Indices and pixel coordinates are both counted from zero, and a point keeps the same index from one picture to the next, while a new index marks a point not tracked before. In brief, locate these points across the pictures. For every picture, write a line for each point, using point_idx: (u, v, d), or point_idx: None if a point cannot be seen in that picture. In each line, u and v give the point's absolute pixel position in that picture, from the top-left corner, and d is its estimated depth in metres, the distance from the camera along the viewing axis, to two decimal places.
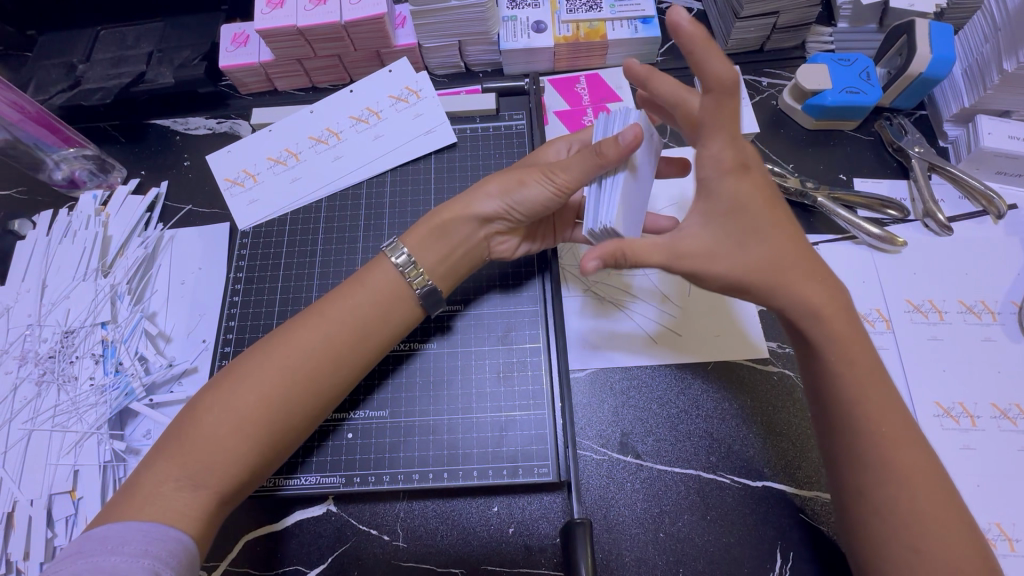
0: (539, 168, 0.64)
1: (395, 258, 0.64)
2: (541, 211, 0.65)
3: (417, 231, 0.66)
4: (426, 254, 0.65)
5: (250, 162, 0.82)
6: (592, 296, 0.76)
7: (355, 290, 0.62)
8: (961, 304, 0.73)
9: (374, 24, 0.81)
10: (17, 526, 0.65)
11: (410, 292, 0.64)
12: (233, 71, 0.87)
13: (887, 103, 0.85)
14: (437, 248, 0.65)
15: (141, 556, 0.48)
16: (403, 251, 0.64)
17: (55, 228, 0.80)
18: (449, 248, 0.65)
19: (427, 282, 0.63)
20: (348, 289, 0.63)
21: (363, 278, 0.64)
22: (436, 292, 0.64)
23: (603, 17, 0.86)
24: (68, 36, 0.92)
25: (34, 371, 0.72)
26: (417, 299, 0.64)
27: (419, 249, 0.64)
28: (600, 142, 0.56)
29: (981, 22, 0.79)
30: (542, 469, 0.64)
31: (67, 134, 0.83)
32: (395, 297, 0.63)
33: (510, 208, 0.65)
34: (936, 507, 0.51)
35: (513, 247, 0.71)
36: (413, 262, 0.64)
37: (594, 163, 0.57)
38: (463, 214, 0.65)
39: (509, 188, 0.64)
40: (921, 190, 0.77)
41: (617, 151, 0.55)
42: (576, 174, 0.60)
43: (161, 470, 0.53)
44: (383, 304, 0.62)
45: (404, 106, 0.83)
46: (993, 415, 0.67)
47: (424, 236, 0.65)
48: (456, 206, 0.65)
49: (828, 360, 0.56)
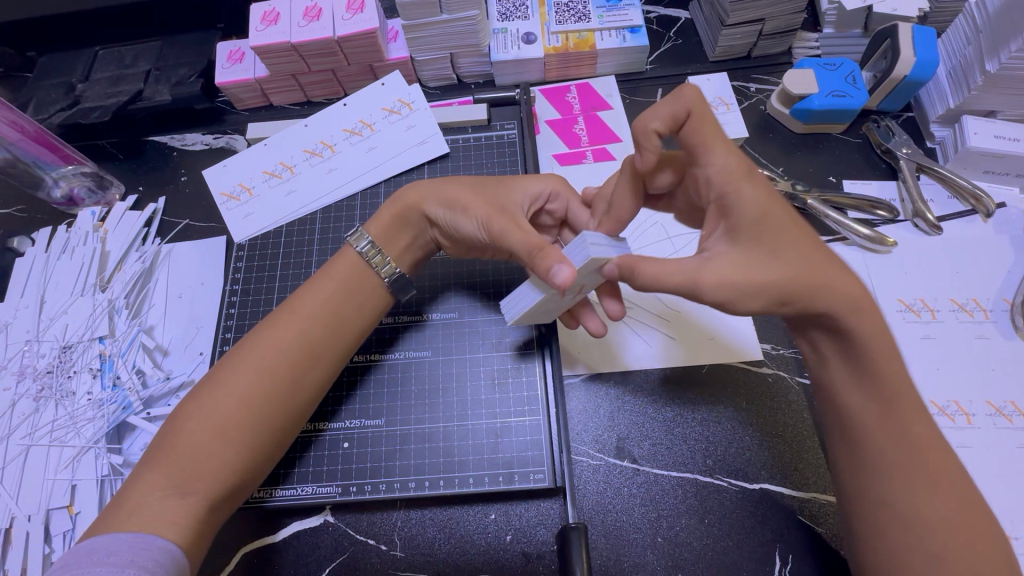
0: (488, 206, 0.64)
1: (357, 245, 0.66)
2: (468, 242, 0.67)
3: (381, 219, 0.68)
4: (392, 246, 0.67)
5: (245, 176, 0.84)
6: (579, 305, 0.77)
7: (324, 285, 0.63)
8: (952, 302, 0.73)
9: (366, 39, 0.82)
10: (14, 541, 0.65)
11: (373, 274, 0.65)
12: (229, 88, 0.89)
13: (874, 107, 0.86)
14: (399, 237, 0.67)
15: (129, 565, 0.47)
16: (367, 238, 0.66)
17: (55, 244, 0.82)
18: (409, 240, 0.68)
19: (394, 270, 0.65)
20: (317, 285, 0.64)
21: (330, 270, 0.65)
22: (402, 277, 0.66)
23: (591, 27, 0.88)
24: (67, 56, 0.94)
25: (32, 386, 0.72)
26: (386, 286, 0.65)
27: (392, 245, 0.67)
28: (545, 255, 0.55)
29: (962, 25, 0.80)
30: (537, 475, 0.65)
31: (66, 151, 0.84)
32: (365, 289, 0.65)
33: (448, 228, 0.66)
34: (960, 509, 0.49)
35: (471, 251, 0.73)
36: (377, 249, 0.65)
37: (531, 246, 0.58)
38: (417, 205, 0.67)
39: (453, 208, 0.65)
40: (910, 190, 0.78)
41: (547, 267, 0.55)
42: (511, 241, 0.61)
43: (148, 480, 0.53)
44: (353, 299, 0.64)
45: (397, 118, 0.85)
46: (988, 413, 0.67)
47: (396, 234, 0.67)
48: (413, 195, 0.68)
49: (876, 382, 0.52)
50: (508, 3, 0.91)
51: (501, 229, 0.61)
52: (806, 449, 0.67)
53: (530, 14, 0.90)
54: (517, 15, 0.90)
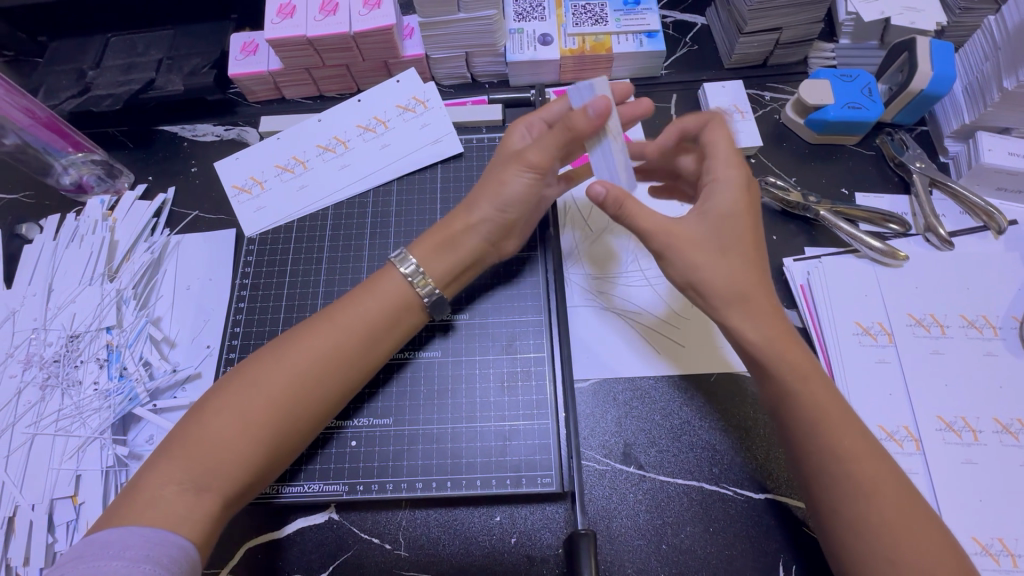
0: (512, 162, 0.66)
1: (401, 267, 0.65)
2: (529, 202, 0.67)
3: (425, 242, 0.67)
4: (433, 265, 0.66)
5: (258, 169, 0.83)
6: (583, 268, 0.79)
7: (363, 298, 0.63)
8: (962, 318, 0.73)
9: (383, 35, 0.82)
10: (17, 530, 0.64)
11: (414, 294, 0.65)
12: (242, 80, 0.88)
13: (888, 119, 0.86)
14: (443, 259, 0.66)
15: (142, 561, 0.47)
16: (411, 261, 0.65)
17: (63, 232, 0.81)
18: (456, 259, 0.67)
19: (434, 291, 0.65)
20: (357, 298, 0.63)
21: (372, 285, 0.65)
22: (441, 298, 0.66)
23: (608, 30, 0.87)
24: (78, 42, 0.93)
25: (38, 374, 0.72)
26: (426, 307, 0.66)
27: (435, 265, 0.66)
28: (569, 117, 0.58)
29: (981, 41, 0.80)
30: (545, 479, 0.65)
31: (76, 138, 0.84)
32: (406, 307, 0.64)
33: (501, 210, 0.66)
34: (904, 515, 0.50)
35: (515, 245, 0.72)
36: (420, 271, 0.65)
37: (565, 136, 0.60)
38: (463, 224, 0.67)
39: (494, 193, 0.66)
40: (923, 205, 0.78)
41: (587, 122, 0.57)
42: (547, 150, 0.63)
43: (164, 472, 0.53)
44: (387, 308, 0.63)
45: (411, 116, 0.84)
46: (995, 430, 0.67)
47: (442, 256, 0.66)
48: (454, 219, 0.67)
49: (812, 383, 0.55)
50: (525, 4, 0.90)
51: (546, 156, 0.63)
52: None
53: (546, 15, 0.90)
54: (534, 15, 0.90)
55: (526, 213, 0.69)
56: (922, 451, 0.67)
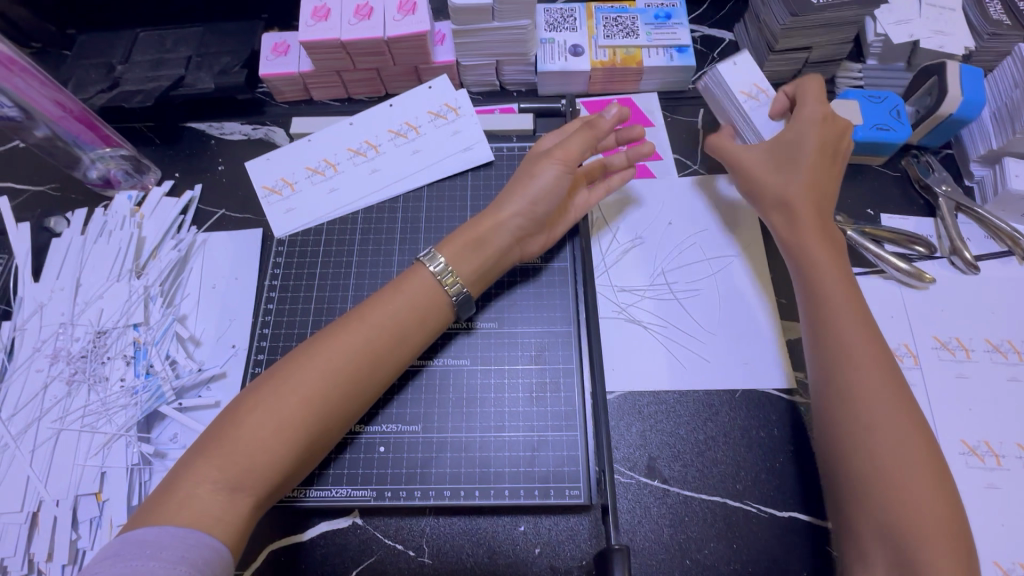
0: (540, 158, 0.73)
1: (430, 266, 0.66)
2: (555, 197, 0.72)
3: (453, 243, 0.68)
4: (462, 264, 0.67)
5: (288, 170, 0.83)
6: (611, 257, 0.81)
7: (393, 297, 0.64)
8: (987, 342, 0.74)
9: (416, 41, 0.82)
10: (42, 526, 0.64)
11: (442, 294, 0.65)
12: (272, 80, 0.88)
13: (914, 141, 0.87)
14: (472, 259, 0.68)
15: (179, 563, 0.47)
16: (440, 260, 0.66)
17: (91, 227, 0.81)
18: (484, 259, 0.68)
19: (462, 290, 0.66)
20: (387, 297, 0.64)
21: (401, 285, 0.65)
22: (468, 297, 0.67)
23: (639, 43, 0.88)
24: (109, 37, 0.93)
25: (65, 369, 0.72)
26: (453, 306, 0.66)
27: (464, 265, 0.67)
28: (592, 120, 0.74)
29: (1010, 67, 0.81)
30: (573, 491, 0.65)
31: (106, 133, 0.83)
32: (433, 305, 0.65)
33: (534, 206, 0.71)
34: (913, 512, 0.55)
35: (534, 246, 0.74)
36: (450, 271, 0.66)
37: (590, 134, 0.73)
38: (493, 221, 0.69)
39: (524, 186, 0.71)
40: (949, 229, 0.79)
41: (606, 123, 0.74)
42: (576, 145, 0.72)
43: (199, 471, 0.53)
44: (420, 311, 0.64)
45: (443, 123, 0.85)
46: (1018, 455, 0.67)
47: (470, 258, 0.68)
48: (486, 218, 0.70)
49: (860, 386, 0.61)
50: (556, 14, 0.91)
51: (573, 151, 0.72)
52: None
53: (578, 26, 0.90)
54: (566, 26, 0.90)
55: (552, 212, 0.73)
56: (946, 474, 0.67)
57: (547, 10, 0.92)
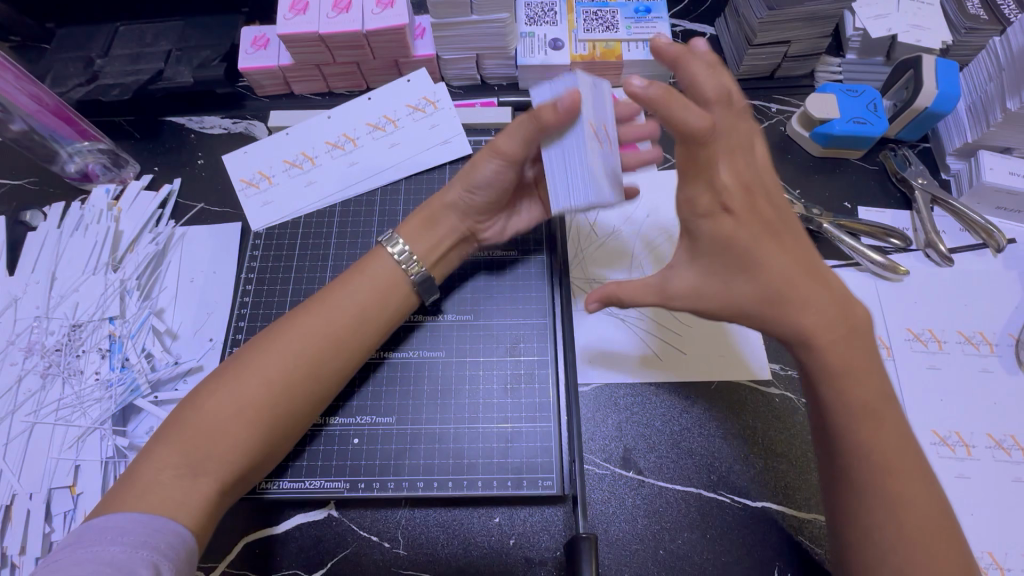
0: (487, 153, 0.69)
1: (391, 249, 0.66)
2: (500, 189, 0.68)
3: (410, 222, 0.69)
4: (420, 245, 0.68)
5: (266, 164, 0.83)
6: (589, 260, 0.80)
7: (356, 280, 0.64)
8: (959, 334, 0.74)
9: (394, 34, 0.82)
10: (14, 520, 0.64)
11: (403, 277, 0.66)
12: (251, 74, 0.88)
13: (892, 135, 0.87)
14: (426, 238, 0.68)
15: (142, 548, 0.47)
16: (399, 242, 0.67)
17: (68, 221, 0.81)
18: (437, 238, 0.69)
19: (422, 272, 0.66)
20: (350, 281, 0.64)
21: (364, 268, 0.66)
22: (428, 279, 0.66)
23: (618, 37, 0.88)
24: (87, 30, 0.93)
25: (39, 363, 0.72)
26: (413, 288, 0.66)
27: (420, 244, 0.68)
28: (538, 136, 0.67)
29: (985, 61, 0.81)
30: (546, 481, 0.65)
31: (83, 126, 0.83)
32: (394, 289, 0.65)
33: (471, 190, 0.68)
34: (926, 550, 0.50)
35: (491, 227, 0.74)
36: (410, 255, 0.66)
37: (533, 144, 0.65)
38: (443, 205, 0.69)
39: (468, 178, 0.68)
40: (924, 222, 0.79)
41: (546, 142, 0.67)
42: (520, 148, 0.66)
43: (160, 456, 0.53)
44: (382, 295, 0.64)
45: (421, 116, 0.85)
46: (988, 445, 0.68)
47: (424, 237, 0.68)
48: (437, 200, 0.70)
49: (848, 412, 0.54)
50: (536, 8, 0.91)
51: (513, 142, 0.64)
52: (810, 470, 0.68)
53: (558, 20, 0.90)
54: (546, 20, 0.90)
55: (498, 201, 0.70)
56: None
57: (527, 3, 0.92)
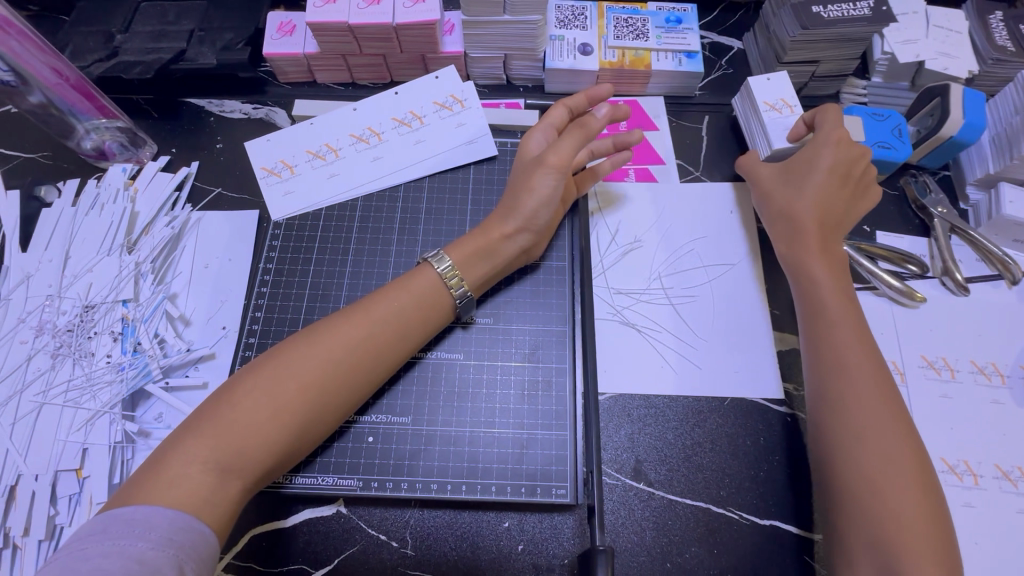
0: (539, 166, 0.70)
1: (437, 266, 0.66)
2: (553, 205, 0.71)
3: (462, 248, 0.68)
4: (469, 271, 0.68)
5: (288, 153, 0.82)
6: (609, 266, 0.81)
7: (399, 294, 0.64)
8: (972, 364, 0.75)
9: (425, 29, 0.81)
10: (18, 501, 0.63)
11: (447, 295, 0.66)
12: (276, 60, 0.87)
13: (914, 161, 0.88)
14: (478, 265, 0.68)
15: (166, 544, 0.46)
16: (447, 261, 0.66)
17: (83, 199, 0.79)
18: (489, 268, 0.69)
19: (466, 292, 0.67)
20: (394, 291, 0.64)
21: (408, 283, 0.65)
22: (471, 299, 0.67)
23: (648, 46, 0.88)
24: (107, 5, 0.91)
25: (50, 342, 0.71)
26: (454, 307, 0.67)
27: (470, 272, 0.68)
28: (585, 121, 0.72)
29: (1012, 93, 0.82)
30: (559, 490, 0.65)
31: (102, 103, 0.80)
32: (436, 305, 0.65)
33: (531, 218, 0.70)
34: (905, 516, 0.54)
35: (542, 247, 0.76)
36: (455, 273, 0.66)
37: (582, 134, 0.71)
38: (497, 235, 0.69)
39: (524, 201, 0.70)
40: (942, 249, 0.80)
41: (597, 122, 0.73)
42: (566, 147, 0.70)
43: (189, 449, 0.52)
44: (426, 311, 0.64)
45: (448, 114, 0.84)
46: (996, 475, 0.69)
47: (472, 262, 0.68)
48: (491, 227, 0.70)
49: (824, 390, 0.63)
50: (567, 11, 0.90)
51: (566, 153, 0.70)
52: None
53: (588, 25, 0.90)
54: (576, 24, 0.90)
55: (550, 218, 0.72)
56: None
57: (557, 6, 0.91)
